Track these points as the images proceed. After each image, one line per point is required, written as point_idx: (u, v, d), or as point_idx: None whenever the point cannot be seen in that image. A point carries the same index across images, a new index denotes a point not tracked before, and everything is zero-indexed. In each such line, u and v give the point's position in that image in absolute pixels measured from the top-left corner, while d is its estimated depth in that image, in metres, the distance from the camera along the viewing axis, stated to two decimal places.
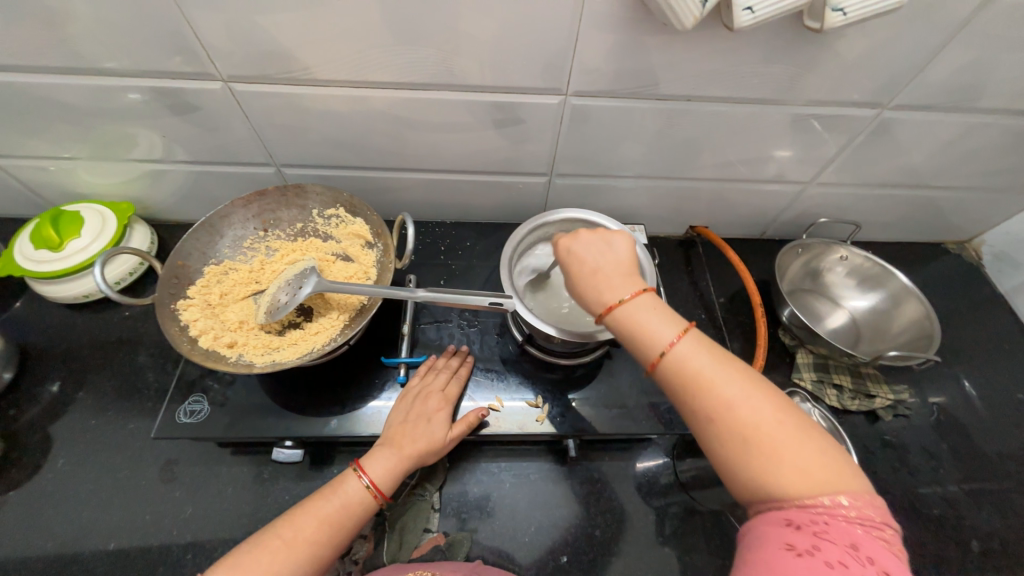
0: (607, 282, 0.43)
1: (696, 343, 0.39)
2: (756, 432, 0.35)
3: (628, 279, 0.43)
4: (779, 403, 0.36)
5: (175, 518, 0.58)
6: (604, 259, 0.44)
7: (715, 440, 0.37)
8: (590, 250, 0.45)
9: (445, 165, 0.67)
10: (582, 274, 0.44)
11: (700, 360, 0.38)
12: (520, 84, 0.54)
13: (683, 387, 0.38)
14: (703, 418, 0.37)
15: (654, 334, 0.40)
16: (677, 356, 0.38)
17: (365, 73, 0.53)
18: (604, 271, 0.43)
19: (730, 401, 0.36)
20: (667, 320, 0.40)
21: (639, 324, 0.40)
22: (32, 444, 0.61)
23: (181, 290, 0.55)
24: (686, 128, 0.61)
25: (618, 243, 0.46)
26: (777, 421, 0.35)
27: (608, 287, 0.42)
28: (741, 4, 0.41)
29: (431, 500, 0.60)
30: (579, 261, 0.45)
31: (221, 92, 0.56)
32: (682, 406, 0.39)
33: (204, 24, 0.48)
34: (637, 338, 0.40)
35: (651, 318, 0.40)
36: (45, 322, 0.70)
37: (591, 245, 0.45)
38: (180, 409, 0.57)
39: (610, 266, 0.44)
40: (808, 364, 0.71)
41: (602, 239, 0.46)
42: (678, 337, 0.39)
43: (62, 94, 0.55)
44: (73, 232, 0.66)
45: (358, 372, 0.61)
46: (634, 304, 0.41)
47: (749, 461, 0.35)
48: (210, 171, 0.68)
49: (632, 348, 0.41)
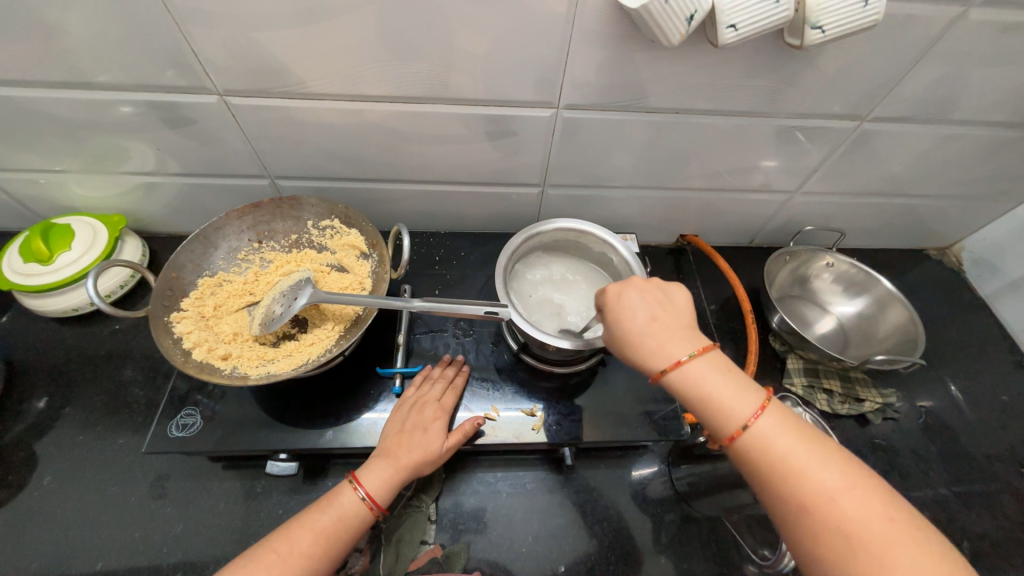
0: (669, 339, 0.44)
1: (776, 418, 0.40)
2: (859, 526, 0.35)
3: (693, 339, 0.44)
4: (881, 497, 0.36)
5: (165, 535, 0.57)
6: (665, 313, 0.46)
7: (810, 526, 0.36)
8: (651, 303, 0.46)
9: (439, 176, 0.68)
10: (640, 327, 0.45)
11: (782, 438, 0.39)
12: (512, 97, 0.56)
13: (767, 464, 0.39)
14: (793, 500, 0.37)
15: (730, 403, 0.41)
16: (758, 431, 0.39)
17: (361, 87, 0.54)
18: (665, 322, 0.45)
19: (828, 489, 0.36)
20: (738, 388, 0.42)
21: (712, 390, 0.41)
22: (17, 462, 0.60)
23: (175, 302, 0.55)
24: (674, 140, 0.63)
25: (674, 297, 0.47)
26: (885, 516, 0.35)
27: (670, 345, 0.43)
28: (724, 22, 0.43)
29: (427, 511, 0.59)
30: (632, 315, 0.45)
31: (216, 106, 0.56)
32: (767, 485, 0.39)
33: (200, 39, 0.48)
34: (714, 408, 0.41)
35: (721, 383, 0.42)
36: (31, 337, 0.69)
37: (650, 299, 0.47)
38: (172, 423, 0.56)
39: (678, 326, 0.45)
40: (798, 369, 0.72)
41: (658, 290, 0.48)
42: (759, 410, 0.40)
43: (56, 108, 0.55)
44: (62, 245, 0.65)
45: (354, 383, 0.61)
46: (699, 364, 0.42)
47: (852, 556, 0.34)
48: (204, 184, 0.68)
49: (707, 416, 0.42)
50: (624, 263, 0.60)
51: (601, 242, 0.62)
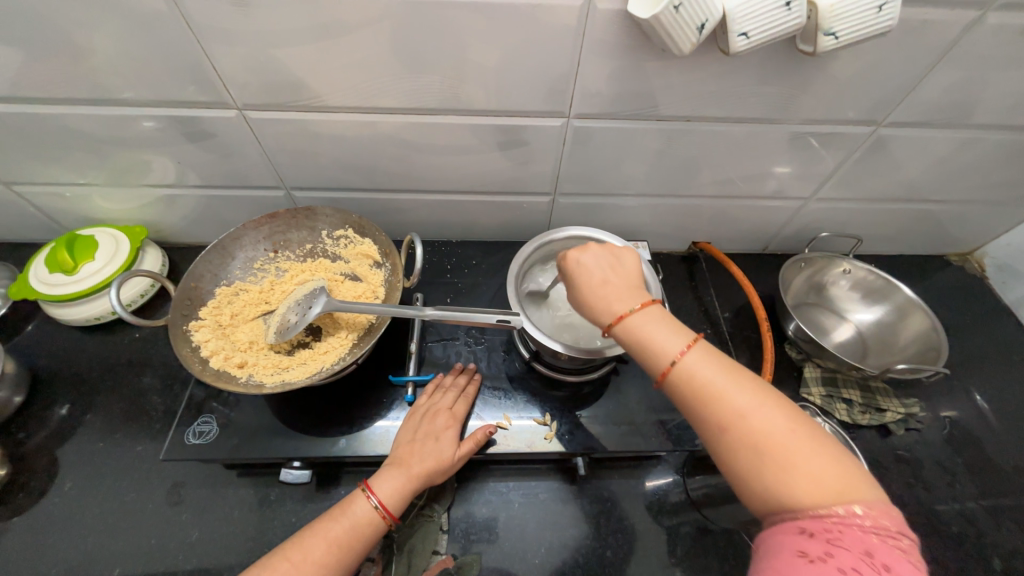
0: (612, 292, 0.44)
1: (705, 353, 0.39)
2: (767, 441, 0.35)
3: (632, 288, 0.44)
4: (792, 412, 0.36)
5: (181, 542, 0.57)
6: (613, 272, 0.46)
7: (726, 447, 0.36)
8: (600, 262, 0.46)
9: (452, 186, 0.69)
10: (590, 285, 0.45)
11: (705, 366, 0.38)
12: (524, 108, 0.56)
13: (690, 393, 0.38)
14: (712, 423, 0.37)
15: (662, 344, 0.40)
16: (687, 368, 0.39)
17: (376, 100, 0.55)
18: (614, 283, 0.45)
19: (741, 409, 0.36)
20: (675, 331, 0.41)
21: (648, 334, 0.41)
22: (39, 468, 0.61)
23: (193, 311, 0.56)
24: (686, 148, 0.63)
25: (626, 258, 0.47)
26: (792, 429, 0.35)
27: (614, 297, 0.43)
28: (736, 31, 0.43)
29: (439, 521, 0.59)
30: (587, 273, 0.46)
31: (236, 120, 0.58)
32: (691, 415, 0.39)
33: (221, 56, 0.50)
34: (645, 347, 0.41)
35: (659, 328, 0.41)
36: (55, 345, 0.70)
37: (600, 258, 0.47)
38: (189, 430, 0.57)
39: (621, 280, 0.45)
40: (816, 379, 0.71)
41: (611, 254, 0.47)
42: (685, 344, 0.39)
43: (83, 124, 0.58)
44: (87, 255, 0.67)
45: (367, 391, 0.61)
46: (639, 313, 0.42)
47: (761, 467, 0.35)
48: (222, 195, 0.70)
49: (639, 356, 0.41)
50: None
51: None
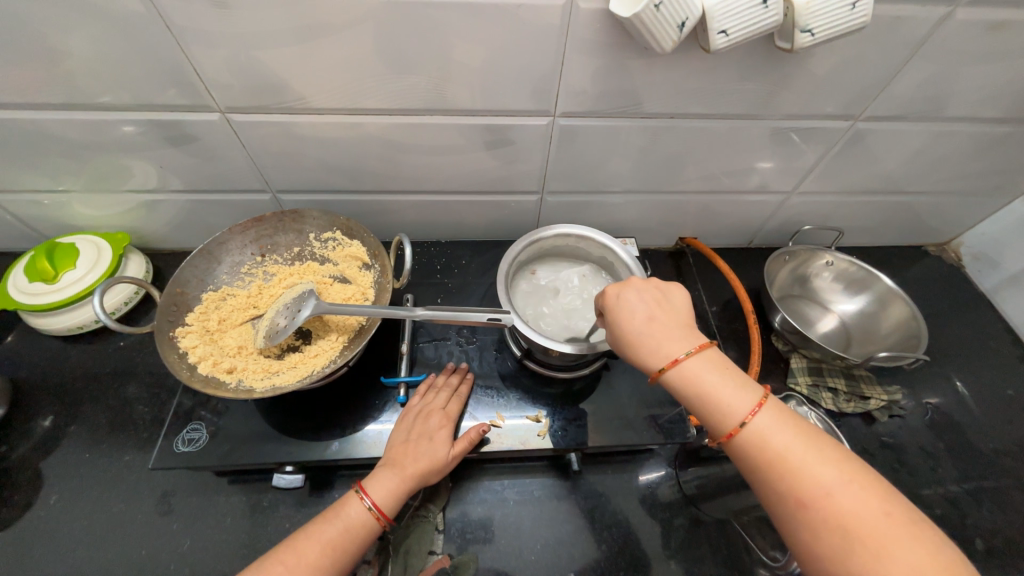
0: (672, 339, 0.44)
1: (773, 414, 0.40)
2: (856, 522, 0.35)
3: (693, 341, 0.44)
4: (876, 491, 0.36)
5: (172, 551, 0.57)
6: (670, 319, 0.46)
7: (806, 521, 0.36)
8: (652, 306, 0.46)
9: (440, 186, 0.69)
10: (642, 330, 0.45)
11: (779, 434, 0.39)
12: (510, 107, 0.57)
13: (764, 461, 0.39)
14: (789, 496, 0.37)
15: (727, 400, 0.41)
16: (756, 429, 0.39)
17: (360, 101, 0.55)
18: (671, 330, 0.45)
19: (820, 483, 0.36)
20: (737, 386, 0.42)
21: (711, 388, 0.41)
22: (23, 481, 0.60)
23: (180, 317, 0.55)
24: (670, 145, 0.64)
25: (676, 300, 0.47)
26: (880, 510, 0.35)
27: (673, 345, 0.44)
28: (716, 28, 0.43)
29: (434, 521, 0.59)
30: (633, 315, 0.46)
31: (218, 123, 0.57)
32: (766, 483, 0.39)
33: (202, 58, 0.49)
34: (712, 406, 0.41)
35: (721, 381, 0.42)
36: (37, 355, 0.69)
37: (654, 301, 0.47)
38: (178, 438, 0.56)
39: (678, 328, 0.45)
40: (802, 369, 0.72)
41: (656, 290, 0.48)
42: (755, 407, 0.40)
43: (60, 129, 0.57)
44: (68, 263, 0.66)
45: (359, 393, 0.61)
46: (700, 363, 0.42)
47: (845, 547, 0.34)
48: (206, 200, 0.69)
49: (705, 415, 0.42)
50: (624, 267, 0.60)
51: (602, 247, 0.62)
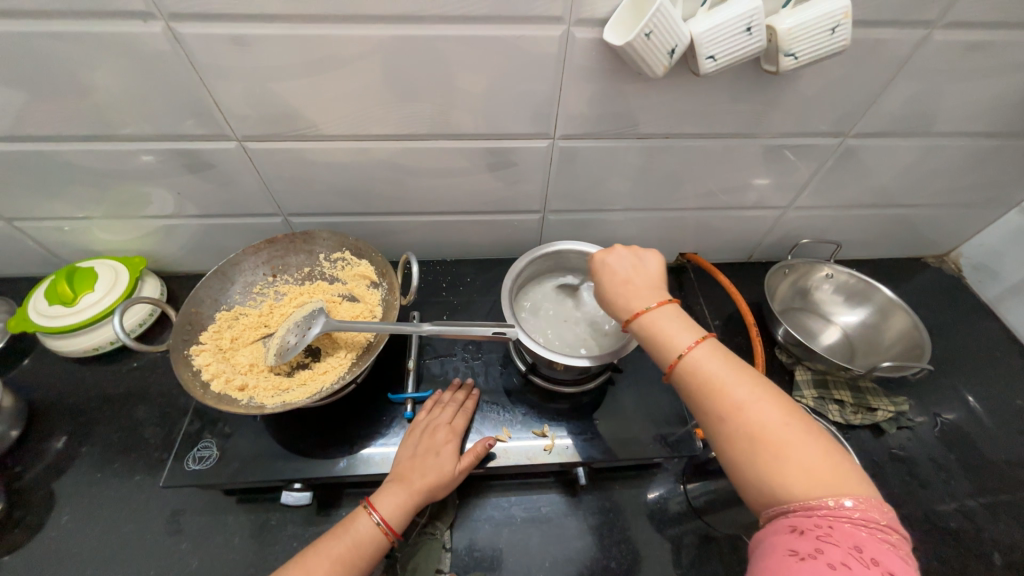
0: (633, 290, 0.47)
1: (712, 349, 0.41)
2: (765, 433, 0.36)
3: (654, 291, 0.47)
4: (790, 408, 0.38)
5: (179, 573, 0.56)
6: (636, 272, 0.49)
7: (723, 436, 0.38)
8: (625, 262, 0.50)
9: (445, 207, 0.71)
10: (615, 285, 0.48)
11: (711, 362, 0.41)
12: (512, 130, 0.59)
13: (695, 385, 0.40)
14: (713, 415, 0.39)
15: (672, 336, 0.43)
16: (694, 360, 0.41)
17: (368, 128, 0.58)
18: (637, 283, 0.48)
19: (739, 401, 0.38)
20: (686, 328, 0.43)
21: (661, 328, 0.44)
22: (35, 502, 0.60)
23: (194, 336, 0.57)
24: (666, 163, 0.66)
25: (648, 260, 0.50)
26: (785, 422, 0.36)
27: (634, 295, 0.47)
28: (704, 55, 0.46)
29: (442, 539, 0.58)
30: (612, 273, 0.49)
31: (235, 150, 0.60)
32: (696, 406, 0.41)
33: (222, 92, 0.53)
34: (657, 341, 0.43)
35: (672, 323, 0.44)
36: (53, 377, 0.71)
37: (625, 258, 0.50)
38: (189, 456, 0.57)
39: (642, 279, 0.48)
40: (808, 381, 0.72)
41: (635, 254, 0.51)
42: (694, 341, 0.42)
43: (86, 159, 0.60)
44: (86, 286, 0.68)
45: (367, 410, 0.61)
46: (657, 310, 0.45)
47: (754, 457, 0.36)
48: (221, 224, 0.72)
49: (653, 351, 0.44)
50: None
51: None
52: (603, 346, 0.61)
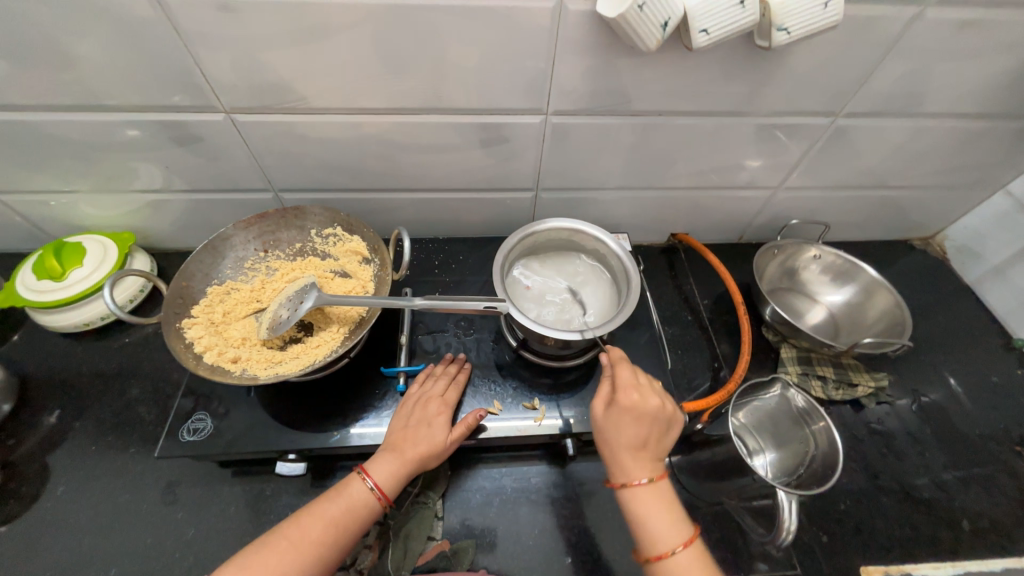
0: (639, 461, 0.51)
1: (693, 553, 0.48)
2: None
3: (656, 470, 0.51)
4: None
5: (176, 541, 0.58)
6: (652, 441, 0.52)
7: None
8: (646, 425, 0.52)
9: (437, 184, 0.71)
10: (623, 445, 0.51)
11: (690, 574, 0.46)
12: (504, 105, 0.59)
13: None
14: None
15: (661, 531, 0.48)
16: (674, 562, 0.47)
17: (359, 102, 0.57)
18: (647, 454, 0.51)
19: None
20: (672, 522, 0.49)
21: (649, 515, 0.49)
22: (30, 474, 0.61)
23: (186, 309, 0.56)
24: (658, 142, 0.66)
25: (667, 428, 0.53)
26: None
27: (638, 468, 0.50)
28: (697, 27, 0.46)
29: (434, 507, 0.60)
30: (625, 432, 0.51)
31: (224, 123, 0.59)
32: None
33: (210, 62, 0.52)
34: (646, 530, 0.49)
35: (659, 512, 0.49)
36: (43, 352, 0.70)
37: (649, 419, 0.52)
38: (183, 428, 0.57)
39: (652, 453, 0.51)
40: (792, 358, 0.74)
41: (660, 418, 0.52)
42: (681, 548, 0.47)
43: (71, 131, 0.59)
44: (75, 262, 0.68)
45: (360, 384, 0.62)
46: (651, 495, 0.50)
47: None
48: (210, 199, 0.71)
49: (638, 531, 0.50)
50: (619, 260, 0.62)
51: (595, 241, 0.64)
52: (595, 321, 0.62)
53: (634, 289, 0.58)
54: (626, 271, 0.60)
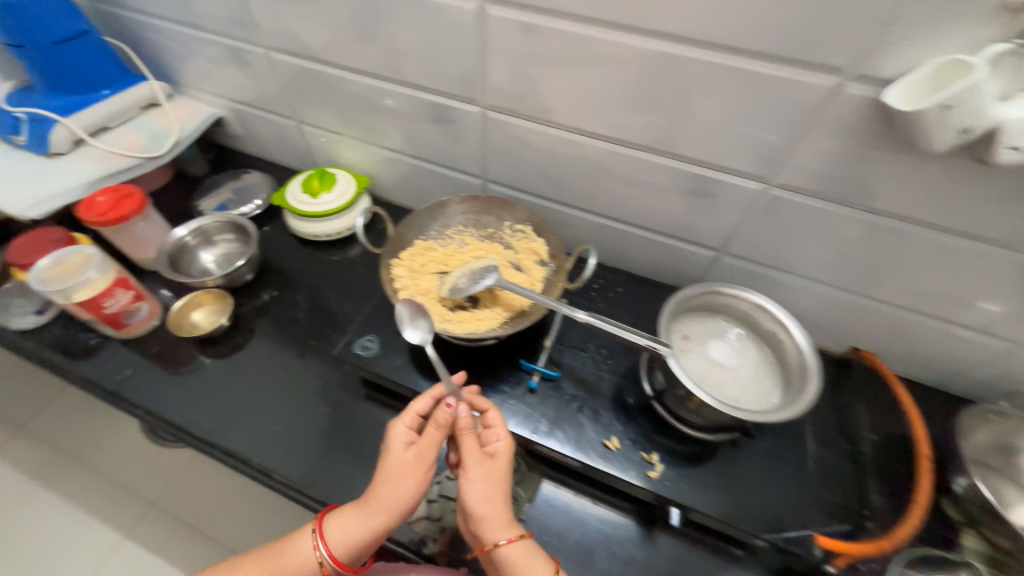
0: (494, 521, 0.51)
1: None
2: None
3: (506, 526, 0.51)
4: None
5: (314, 429, 0.69)
6: (493, 493, 0.52)
7: None
8: (482, 478, 0.52)
9: (624, 216, 0.73)
10: (475, 508, 0.51)
11: None
12: (727, 165, 0.59)
13: None
14: None
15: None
16: None
17: (593, 127, 0.63)
18: (493, 506, 0.51)
19: None
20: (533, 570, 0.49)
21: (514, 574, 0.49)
22: (245, 329, 0.79)
23: (397, 252, 0.68)
24: (884, 247, 0.59)
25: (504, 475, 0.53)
26: None
27: (496, 527, 0.50)
28: (1007, 144, 0.40)
29: (521, 509, 0.61)
30: (472, 492, 0.51)
31: (476, 115, 0.70)
32: None
33: (493, 66, 0.62)
34: None
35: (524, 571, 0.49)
36: (280, 245, 0.90)
37: (479, 475, 0.52)
38: (357, 342, 0.69)
39: (496, 509, 0.51)
40: (976, 552, 0.57)
41: (490, 466, 0.52)
42: None
43: (371, 93, 0.76)
44: (327, 187, 0.86)
45: (496, 367, 0.67)
46: (511, 553, 0.49)
47: None
48: (433, 170, 0.84)
49: None
50: (798, 353, 0.57)
51: (777, 325, 0.60)
52: (758, 405, 0.57)
53: (806, 396, 0.52)
54: (805, 368, 0.55)
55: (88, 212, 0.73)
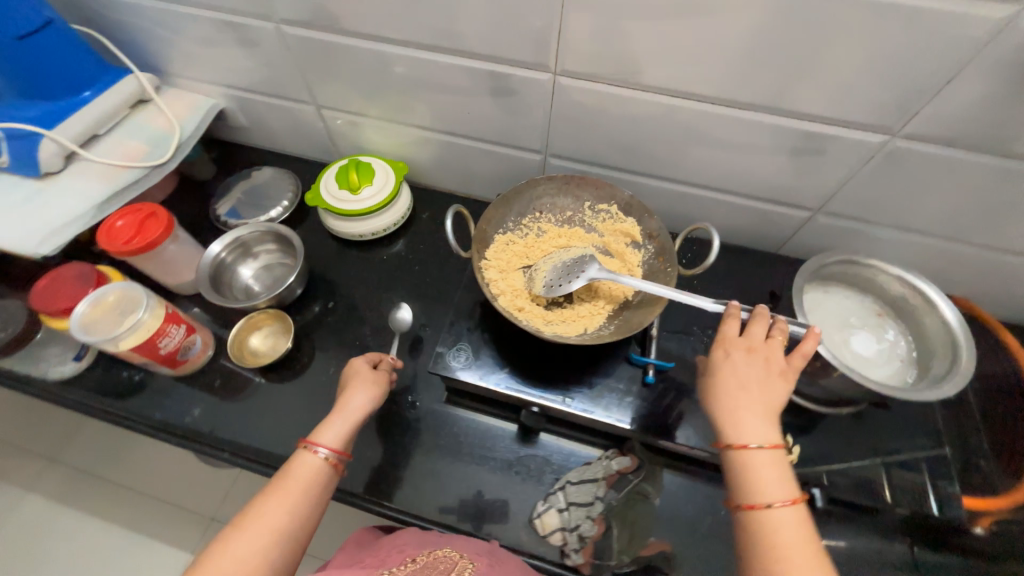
0: (760, 421, 0.44)
1: (797, 515, 0.40)
2: None
3: (768, 425, 0.44)
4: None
5: (414, 448, 0.62)
6: (755, 385, 0.46)
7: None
8: (747, 369, 0.47)
9: (710, 181, 0.67)
10: (728, 390, 0.46)
11: (790, 534, 0.39)
12: (845, 117, 0.53)
13: (763, 543, 0.39)
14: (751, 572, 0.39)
15: (767, 485, 0.41)
16: (772, 517, 0.40)
17: (691, 86, 0.56)
18: (749, 391, 0.46)
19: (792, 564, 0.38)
20: (783, 480, 0.42)
21: (760, 472, 0.42)
22: (305, 347, 0.72)
23: (481, 252, 0.62)
24: (1013, 194, 0.55)
25: (774, 381, 0.46)
26: None
27: (760, 428, 0.44)
28: None
29: (654, 506, 0.59)
30: (729, 376, 0.47)
31: (545, 83, 0.61)
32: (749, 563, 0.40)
33: (573, 23, 0.53)
34: (748, 481, 0.42)
35: (772, 474, 0.42)
36: (320, 249, 0.82)
37: (751, 364, 0.47)
38: (448, 354, 0.62)
39: (761, 400, 0.45)
40: None
41: (761, 363, 0.47)
42: (787, 502, 0.40)
43: (414, 67, 0.66)
44: (367, 180, 0.77)
45: (604, 360, 0.62)
46: (765, 457, 0.42)
47: None
48: (485, 150, 0.76)
49: (735, 483, 0.43)
50: (943, 326, 0.56)
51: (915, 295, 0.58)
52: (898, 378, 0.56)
53: (961, 374, 0.51)
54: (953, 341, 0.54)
55: (110, 241, 0.64)
